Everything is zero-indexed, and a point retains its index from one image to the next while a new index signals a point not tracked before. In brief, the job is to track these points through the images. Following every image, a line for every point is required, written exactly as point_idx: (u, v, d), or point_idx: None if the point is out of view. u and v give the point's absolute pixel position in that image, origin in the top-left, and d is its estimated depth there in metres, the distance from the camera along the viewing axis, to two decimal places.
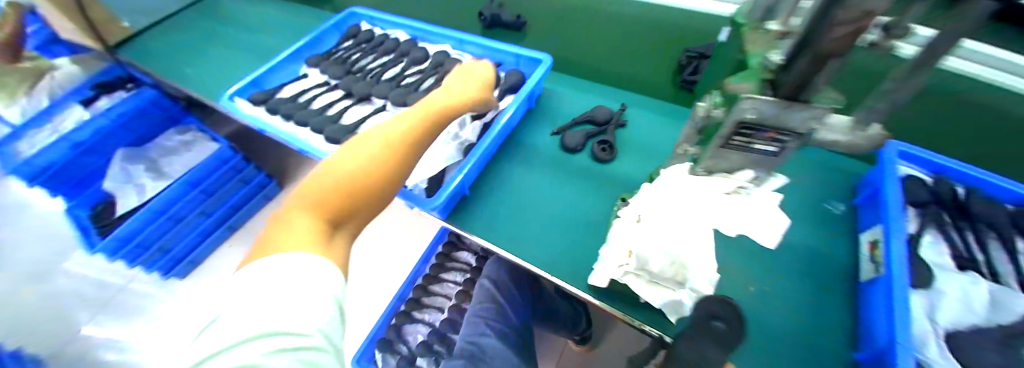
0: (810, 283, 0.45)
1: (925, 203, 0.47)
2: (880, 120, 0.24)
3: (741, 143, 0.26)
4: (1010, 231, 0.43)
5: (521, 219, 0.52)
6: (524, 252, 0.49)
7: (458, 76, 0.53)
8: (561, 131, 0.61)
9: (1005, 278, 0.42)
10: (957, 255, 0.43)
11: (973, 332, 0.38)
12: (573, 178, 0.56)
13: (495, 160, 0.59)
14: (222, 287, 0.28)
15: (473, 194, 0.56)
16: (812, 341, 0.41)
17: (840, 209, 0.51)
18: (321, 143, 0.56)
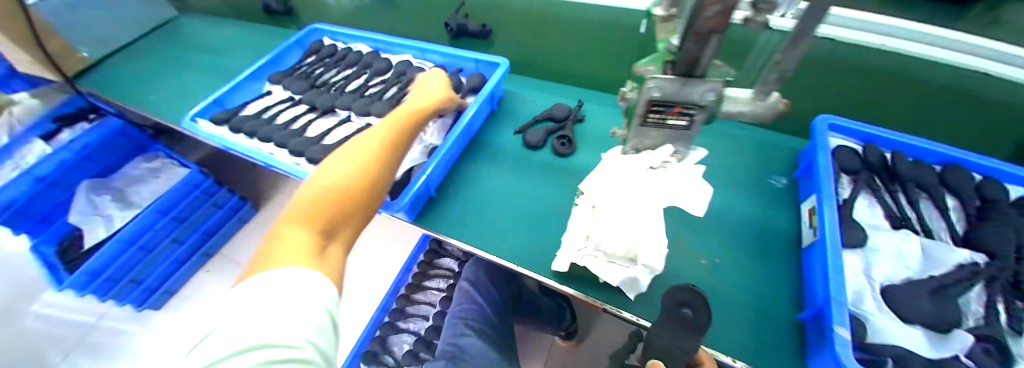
0: (757, 254, 0.48)
1: (857, 170, 0.50)
2: (777, 89, 0.27)
3: (656, 119, 0.29)
4: (936, 189, 0.47)
5: (490, 216, 0.54)
6: (492, 247, 0.51)
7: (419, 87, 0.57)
8: (523, 129, 0.64)
9: (938, 233, 0.45)
10: (890, 215, 0.46)
11: (908, 284, 0.40)
12: (536, 173, 0.59)
13: (461, 162, 0.61)
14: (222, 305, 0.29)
15: (440, 196, 0.57)
16: (764, 306, 0.44)
17: (782, 183, 0.55)
18: (286, 156, 0.57)
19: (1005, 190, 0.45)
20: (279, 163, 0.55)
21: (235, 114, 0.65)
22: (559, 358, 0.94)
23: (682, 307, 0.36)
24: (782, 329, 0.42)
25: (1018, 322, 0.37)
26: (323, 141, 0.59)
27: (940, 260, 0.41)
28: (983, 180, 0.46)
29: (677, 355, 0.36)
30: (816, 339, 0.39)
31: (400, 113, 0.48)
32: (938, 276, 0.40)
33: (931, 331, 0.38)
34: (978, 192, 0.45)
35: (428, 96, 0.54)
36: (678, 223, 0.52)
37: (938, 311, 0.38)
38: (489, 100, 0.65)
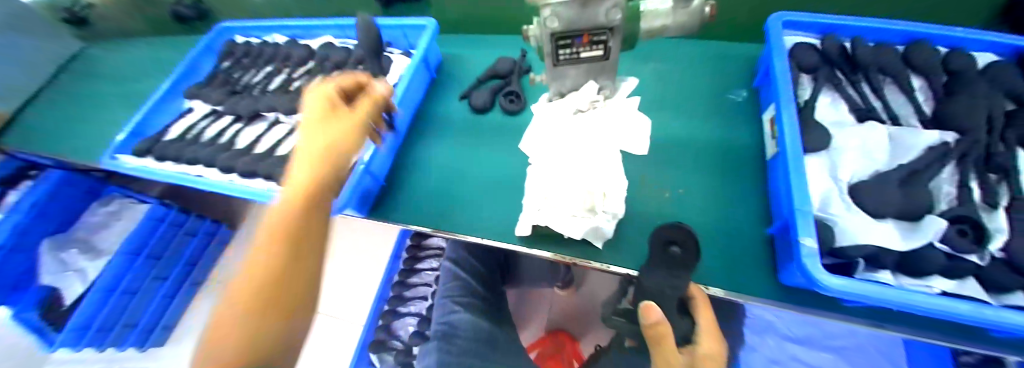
0: (719, 178, 0.47)
1: (818, 67, 0.46)
2: None
3: (568, 55, 0.25)
4: (901, 72, 0.43)
5: (447, 194, 0.51)
6: (453, 225, 0.48)
7: (303, 135, 0.35)
8: (467, 93, 0.59)
9: (904, 120, 0.43)
10: (855, 107, 0.44)
11: (876, 178, 0.39)
12: (489, 137, 0.55)
13: (408, 143, 0.57)
14: None
15: (391, 183, 0.54)
16: (730, 228, 0.44)
17: (741, 96, 0.52)
18: (217, 174, 0.52)
19: (967, 59, 0.42)
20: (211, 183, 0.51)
21: (158, 140, 0.59)
22: (559, 308, 0.95)
23: (670, 246, 0.36)
24: (750, 246, 0.42)
25: (991, 196, 0.35)
26: (254, 151, 0.55)
27: (908, 145, 0.39)
28: (949, 52, 0.43)
29: (671, 296, 0.36)
30: (783, 252, 0.39)
31: (285, 192, 0.31)
32: (907, 163, 0.39)
33: (902, 221, 0.37)
34: (945, 66, 0.42)
35: (314, 147, 0.33)
36: (639, 159, 0.50)
37: (905, 201, 0.36)
38: (423, 66, 0.58)
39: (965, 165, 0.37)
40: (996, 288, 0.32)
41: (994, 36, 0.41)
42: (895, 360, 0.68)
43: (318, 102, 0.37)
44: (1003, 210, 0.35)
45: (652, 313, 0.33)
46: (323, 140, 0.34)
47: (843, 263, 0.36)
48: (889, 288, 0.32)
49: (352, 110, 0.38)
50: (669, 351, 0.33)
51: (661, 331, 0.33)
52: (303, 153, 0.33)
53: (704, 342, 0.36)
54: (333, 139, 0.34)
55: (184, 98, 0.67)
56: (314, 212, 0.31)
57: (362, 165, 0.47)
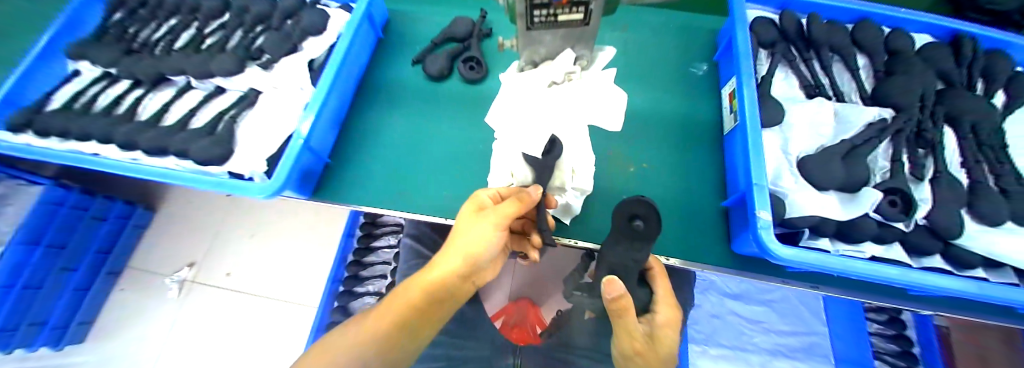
0: (678, 153, 0.47)
1: (775, 43, 0.46)
2: None
3: (544, 18, 0.22)
4: (847, 49, 0.45)
5: (405, 171, 0.47)
6: (411, 205, 0.45)
7: (459, 222, 0.33)
8: (422, 57, 0.53)
9: (849, 96, 0.45)
10: (806, 84, 0.45)
11: (823, 152, 0.40)
12: (449, 107, 0.51)
13: (353, 113, 0.51)
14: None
15: (337, 159, 0.48)
16: (688, 203, 0.44)
17: (702, 70, 0.52)
18: (115, 152, 0.41)
19: (902, 40, 0.44)
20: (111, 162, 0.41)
21: (39, 111, 0.45)
22: (522, 276, 0.97)
23: (633, 221, 0.32)
24: (707, 217, 0.44)
25: (917, 169, 0.40)
26: (163, 123, 0.45)
27: (852, 121, 0.42)
28: (891, 32, 0.45)
29: (632, 267, 0.34)
30: (738, 222, 0.40)
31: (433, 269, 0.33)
32: (849, 138, 0.41)
33: (842, 192, 0.39)
34: (886, 45, 0.45)
35: (464, 245, 0.32)
36: (604, 133, 0.49)
37: (847, 176, 0.38)
38: (366, 25, 0.51)
39: (901, 139, 0.41)
40: (918, 252, 0.37)
41: (930, 17, 0.44)
42: (812, 308, 0.78)
43: (471, 202, 0.33)
44: (926, 182, 0.40)
45: (613, 288, 0.30)
46: (469, 238, 0.32)
47: (790, 232, 0.38)
48: (830, 256, 0.34)
49: (501, 208, 0.32)
50: (628, 322, 0.32)
51: (622, 306, 0.31)
52: (454, 246, 0.32)
53: (663, 310, 0.35)
54: (481, 235, 0.32)
55: (68, 59, 0.51)
56: (433, 304, 0.33)
57: (301, 139, 0.41)
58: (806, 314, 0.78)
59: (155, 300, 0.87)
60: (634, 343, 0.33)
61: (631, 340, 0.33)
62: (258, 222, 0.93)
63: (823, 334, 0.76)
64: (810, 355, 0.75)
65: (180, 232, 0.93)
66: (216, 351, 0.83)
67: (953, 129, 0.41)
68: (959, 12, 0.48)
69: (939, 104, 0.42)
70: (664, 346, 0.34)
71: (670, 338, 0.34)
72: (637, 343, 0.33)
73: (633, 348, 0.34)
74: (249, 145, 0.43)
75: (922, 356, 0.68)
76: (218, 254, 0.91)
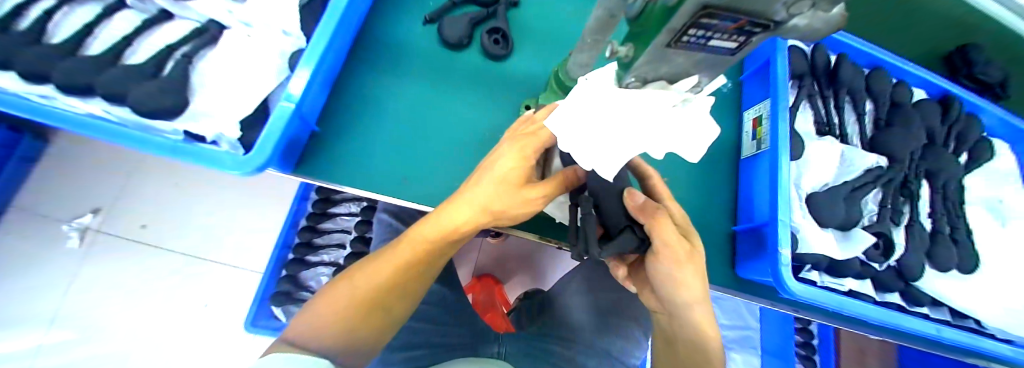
0: (696, 171, 0.47)
1: (803, 75, 0.46)
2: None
3: (693, 39, 0.17)
4: (860, 93, 0.47)
5: (411, 154, 0.40)
6: (417, 197, 0.39)
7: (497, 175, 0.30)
8: (435, 18, 0.45)
9: (852, 138, 0.47)
10: (819, 121, 0.46)
11: (828, 192, 0.42)
12: (465, 84, 0.44)
13: (348, 74, 0.42)
14: (333, 283, 0.39)
15: (326, 128, 0.40)
16: (700, 222, 0.45)
17: (727, 87, 0.51)
18: (12, 82, 0.29)
19: (903, 92, 0.47)
20: (6, 97, 0.29)
21: None
22: (489, 254, 0.94)
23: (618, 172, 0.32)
24: (716, 239, 0.45)
25: (898, 215, 0.44)
26: (86, 52, 0.33)
27: (855, 165, 0.44)
28: (898, 84, 0.48)
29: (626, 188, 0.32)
30: (749, 249, 0.42)
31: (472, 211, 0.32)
32: (851, 181, 0.43)
33: (838, 229, 0.42)
34: (891, 95, 0.48)
35: (498, 197, 0.30)
36: None
37: (847, 216, 0.41)
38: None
39: (889, 188, 0.44)
40: (884, 288, 0.42)
41: (931, 76, 0.48)
42: (750, 308, 0.87)
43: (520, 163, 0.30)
44: (901, 228, 0.44)
45: (636, 199, 0.29)
46: (504, 202, 0.31)
47: (796, 265, 0.40)
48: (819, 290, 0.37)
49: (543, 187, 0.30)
50: (662, 228, 0.29)
51: (657, 210, 0.29)
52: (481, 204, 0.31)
53: (674, 208, 0.32)
54: (515, 204, 0.31)
55: None
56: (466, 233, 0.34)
57: (290, 103, 0.32)
58: (744, 311, 0.87)
59: (45, 252, 0.70)
60: (676, 253, 0.30)
61: (671, 250, 0.30)
62: (191, 171, 0.78)
63: (755, 329, 0.86)
64: (742, 347, 0.85)
65: (81, 173, 0.74)
66: (132, 317, 0.70)
67: (929, 182, 0.47)
68: (953, 76, 0.58)
69: (924, 159, 0.47)
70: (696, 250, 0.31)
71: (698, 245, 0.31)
72: (677, 251, 0.30)
73: (674, 261, 0.30)
74: (218, 98, 0.33)
75: (818, 346, 0.81)
76: (133, 204, 0.75)
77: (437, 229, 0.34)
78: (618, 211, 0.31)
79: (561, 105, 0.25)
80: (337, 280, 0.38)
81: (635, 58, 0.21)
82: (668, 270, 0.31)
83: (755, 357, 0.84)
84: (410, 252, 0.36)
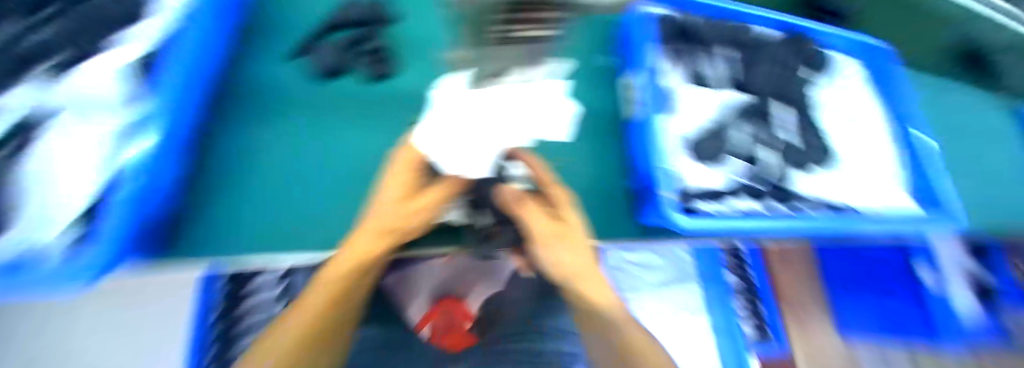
0: (589, 145, 0.50)
1: (668, 37, 0.51)
2: None
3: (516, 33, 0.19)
4: (715, 43, 0.53)
5: (299, 200, 0.38)
6: (314, 243, 0.37)
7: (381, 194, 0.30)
8: (302, 51, 0.43)
9: (723, 82, 0.52)
10: (692, 73, 0.51)
11: (702, 136, 0.47)
12: (349, 114, 0.42)
13: (213, 133, 0.39)
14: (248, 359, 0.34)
15: (199, 195, 0.36)
16: (605, 191, 0.48)
17: (604, 63, 0.55)
18: None
19: (751, 36, 0.54)
20: None
21: None
22: None
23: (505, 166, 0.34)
24: (616, 199, 0.48)
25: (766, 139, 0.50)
26: None
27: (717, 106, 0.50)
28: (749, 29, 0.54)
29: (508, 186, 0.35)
30: (645, 202, 0.45)
31: (369, 231, 0.29)
32: (719, 120, 0.49)
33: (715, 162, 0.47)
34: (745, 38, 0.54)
35: (391, 219, 0.29)
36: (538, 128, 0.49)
37: (716, 149, 0.47)
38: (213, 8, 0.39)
39: (753, 121, 0.51)
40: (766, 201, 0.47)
41: (777, 16, 0.54)
42: None
43: (401, 180, 0.30)
44: (771, 149, 0.50)
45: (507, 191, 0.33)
46: (394, 222, 0.29)
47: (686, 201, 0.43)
48: (714, 219, 0.40)
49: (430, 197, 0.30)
50: (529, 215, 0.32)
51: (522, 201, 0.32)
52: (379, 224, 0.29)
53: (556, 195, 0.33)
54: (407, 221, 0.30)
55: None
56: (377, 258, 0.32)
57: (133, 186, 0.28)
58: None
59: None
60: (541, 234, 0.31)
61: (537, 235, 0.31)
62: None
63: None
64: None
65: None
66: None
67: (788, 105, 0.54)
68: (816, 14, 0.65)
69: (779, 87, 0.53)
70: (572, 231, 0.31)
71: (575, 221, 0.32)
72: (542, 236, 0.31)
73: (539, 244, 0.31)
74: (38, 191, 0.28)
75: None
76: None
77: (346, 264, 0.30)
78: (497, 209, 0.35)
79: (424, 119, 0.29)
80: (252, 352, 0.34)
81: (469, 58, 0.22)
82: (542, 254, 0.32)
83: None
84: (320, 301, 0.31)
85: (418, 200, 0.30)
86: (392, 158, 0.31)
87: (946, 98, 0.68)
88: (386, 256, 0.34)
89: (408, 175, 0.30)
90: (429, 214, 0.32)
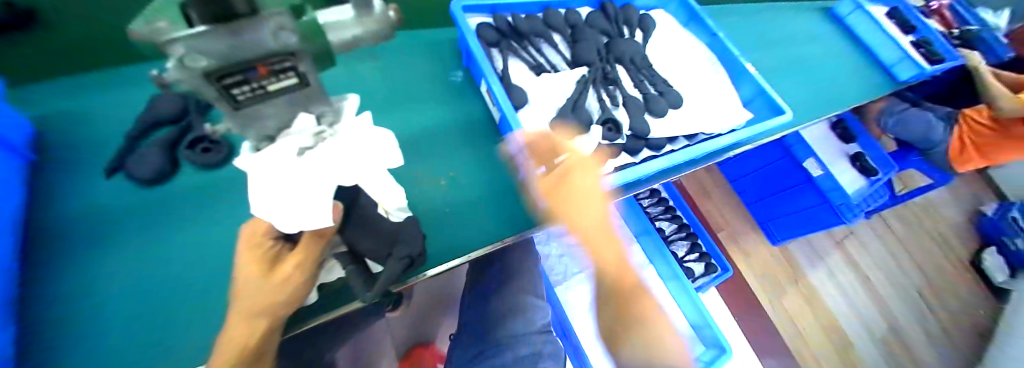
0: (471, 155, 0.51)
1: (497, 41, 0.55)
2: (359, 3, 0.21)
3: (250, 93, 0.19)
4: (545, 33, 0.58)
5: (161, 322, 0.34)
6: (186, 363, 0.33)
7: (239, 277, 0.28)
8: (122, 163, 0.41)
9: (561, 64, 0.58)
10: (532, 66, 0.55)
11: (562, 115, 0.51)
12: (209, 203, 0.41)
13: (35, 286, 0.34)
14: None
15: (47, 355, 0.32)
16: (499, 191, 0.49)
17: (460, 77, 0.57)
18: None
19: (573, 17, 0.60)
20: None
21: None
22: (401, 330, 0.82)
23: (359, 203, 0.32)
24: (511, 194, 0.49)
25: (613, 99, 0.56)
26: None
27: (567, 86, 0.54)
28: (568, 13, 0.61)
29: (379, 221, 0.34)
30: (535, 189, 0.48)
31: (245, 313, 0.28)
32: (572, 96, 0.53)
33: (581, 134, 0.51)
34: (568, 21, 0.60)
35: (259, 296, 0.28)
36: (411, 156, 0.49)
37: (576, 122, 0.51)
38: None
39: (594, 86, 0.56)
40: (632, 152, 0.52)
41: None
42: None
43: (255, 256, 0.28)
44: (620, 107, 0.56)
45: None
46: (262, 298, 0.28)
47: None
48: None
49: (293, 261, 0.28)
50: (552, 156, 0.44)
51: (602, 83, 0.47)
52: (248, 305, 0.28)
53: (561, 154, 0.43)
54: (276, 293, 0.28)
55: None
56: (265, 341, 0.30)
57: None
58: None
59: None
60: (549, 185, 0.42)
61: (547, 186, 0.42)
62: None
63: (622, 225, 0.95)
64: None
65: None
66: None
67: (623, 66, 0.60)
68: None
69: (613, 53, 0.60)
70: (567, 186, 0.40)
71: (568, 181, 0.40)
72: (549, 188, 0.42)
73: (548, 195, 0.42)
74: None
75: (675, 205, 1.04)
76: None
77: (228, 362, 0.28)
78: (374, 247, 0.33)
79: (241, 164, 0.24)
80: None
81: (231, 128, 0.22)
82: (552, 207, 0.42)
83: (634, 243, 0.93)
84: None
85: (285, 267, 0.28)
86: (243, 234, 0.29)
87: (749, 23, 0.82)
88: (279, 336, 0.32)
89: (266, 243, 0.29)
90: (301, 281, 0.29)
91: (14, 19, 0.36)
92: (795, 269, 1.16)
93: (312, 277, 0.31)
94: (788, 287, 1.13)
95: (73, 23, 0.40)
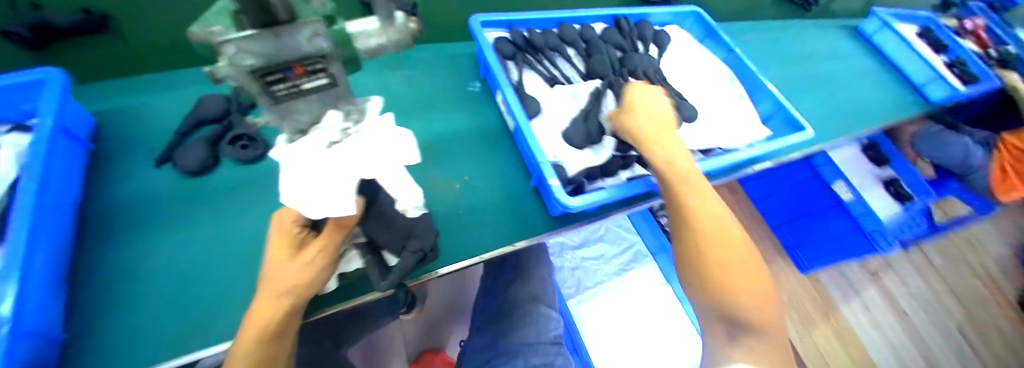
0: (485, 160, 0.53)
1: (513, 54, 0.58)
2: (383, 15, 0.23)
3: (287, 90, 0.22)
4: (558, 46, 0.60)
5: (193, 303, 0.37)
6: (213, 339, 0.35)
7: (268, 260, 0.31)
8: (171, 155, 0.45)
9: (574, 77, 0.60)
10: (546, 77, 0.57)
11: (575, 125, 0.52)
12: (243, 197, 0.44)
13: (85, 263, 0.38)
14: None
15: (89, 327, 0.34)
16: (511, 196, 0.51)
17: (477, 87, 0.60)
18: None
19: (587, 32, 0.62)
20: None
21: None
22: (413, 333, 0.83)
23: (378, 197, 0.34)
24: (523, 200, 0.51)
25: None
26: None
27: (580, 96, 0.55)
28: (582, 28, 0.63)
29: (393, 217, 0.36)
30: (547, 196, 0.49)
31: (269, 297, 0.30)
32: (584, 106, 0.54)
33: (592, 145, 0.52)
34: (582, 36, 0.62)
35: (284, 278, 0.30)
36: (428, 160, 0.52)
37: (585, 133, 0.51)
38: (59, 140, 0.38)
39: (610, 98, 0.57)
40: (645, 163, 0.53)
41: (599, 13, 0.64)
42: (625, 227, 0.95)
43: (284, 241, 0.31)
44: None
45: None
46: (287, 280, 0.30)
47: (575, 185, 0.48)
48: (600, 193, 0.46)
49: (316, 248, 0.30)
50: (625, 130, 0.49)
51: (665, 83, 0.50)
52: (273, 286, 0.30)
53: None
54: (300, 276, 0.30)
55: None
56: (286, 325, 0.32)
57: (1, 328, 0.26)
58: (621, 233, 0.95)
59: None
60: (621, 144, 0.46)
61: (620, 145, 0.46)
62: None
63: (638, 240, 0.94)
64: (638, 261, 0.92)
65: None
66: None
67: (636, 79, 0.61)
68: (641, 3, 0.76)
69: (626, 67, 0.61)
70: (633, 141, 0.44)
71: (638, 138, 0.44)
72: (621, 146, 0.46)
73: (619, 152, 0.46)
74: None
75: None
76: None
77: (251, 340, 0.30)
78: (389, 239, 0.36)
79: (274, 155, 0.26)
80: None
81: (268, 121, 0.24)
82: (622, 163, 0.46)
83: (649, 260, 0.91)
84: None
85: (307, 253, 0.30)
86: (273, 222, 0.32)
87: (767, 41, 0.82)
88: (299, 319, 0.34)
89: (293, 232, 0.31)
90: (323, 266, 0.31)
91: (89, 23, 0.42)
92: (823, 297, 1.10)
93: (333, 264, 0.33)
94: (815, 315, 1.07)
95: (139, 31, 0.46)
